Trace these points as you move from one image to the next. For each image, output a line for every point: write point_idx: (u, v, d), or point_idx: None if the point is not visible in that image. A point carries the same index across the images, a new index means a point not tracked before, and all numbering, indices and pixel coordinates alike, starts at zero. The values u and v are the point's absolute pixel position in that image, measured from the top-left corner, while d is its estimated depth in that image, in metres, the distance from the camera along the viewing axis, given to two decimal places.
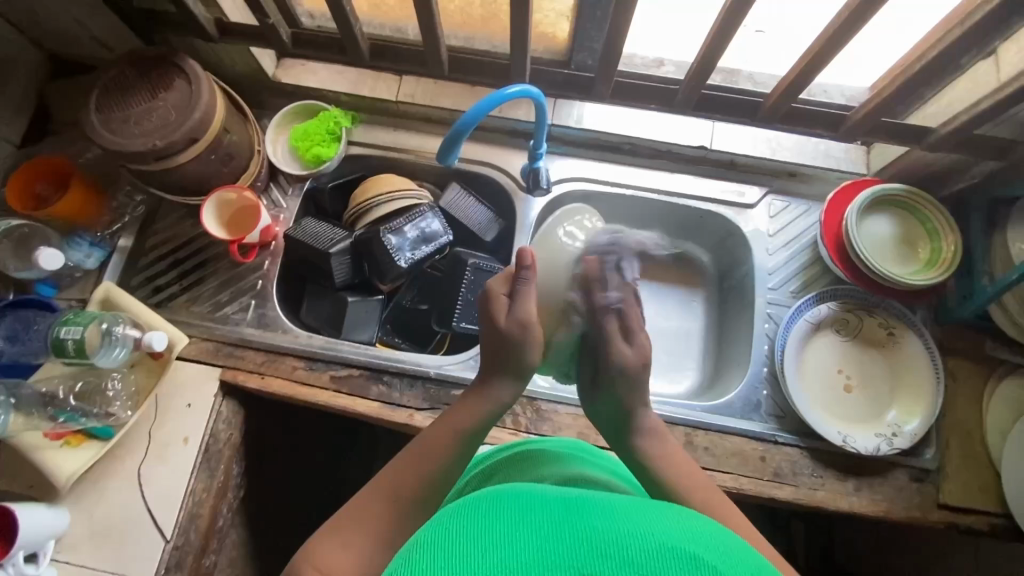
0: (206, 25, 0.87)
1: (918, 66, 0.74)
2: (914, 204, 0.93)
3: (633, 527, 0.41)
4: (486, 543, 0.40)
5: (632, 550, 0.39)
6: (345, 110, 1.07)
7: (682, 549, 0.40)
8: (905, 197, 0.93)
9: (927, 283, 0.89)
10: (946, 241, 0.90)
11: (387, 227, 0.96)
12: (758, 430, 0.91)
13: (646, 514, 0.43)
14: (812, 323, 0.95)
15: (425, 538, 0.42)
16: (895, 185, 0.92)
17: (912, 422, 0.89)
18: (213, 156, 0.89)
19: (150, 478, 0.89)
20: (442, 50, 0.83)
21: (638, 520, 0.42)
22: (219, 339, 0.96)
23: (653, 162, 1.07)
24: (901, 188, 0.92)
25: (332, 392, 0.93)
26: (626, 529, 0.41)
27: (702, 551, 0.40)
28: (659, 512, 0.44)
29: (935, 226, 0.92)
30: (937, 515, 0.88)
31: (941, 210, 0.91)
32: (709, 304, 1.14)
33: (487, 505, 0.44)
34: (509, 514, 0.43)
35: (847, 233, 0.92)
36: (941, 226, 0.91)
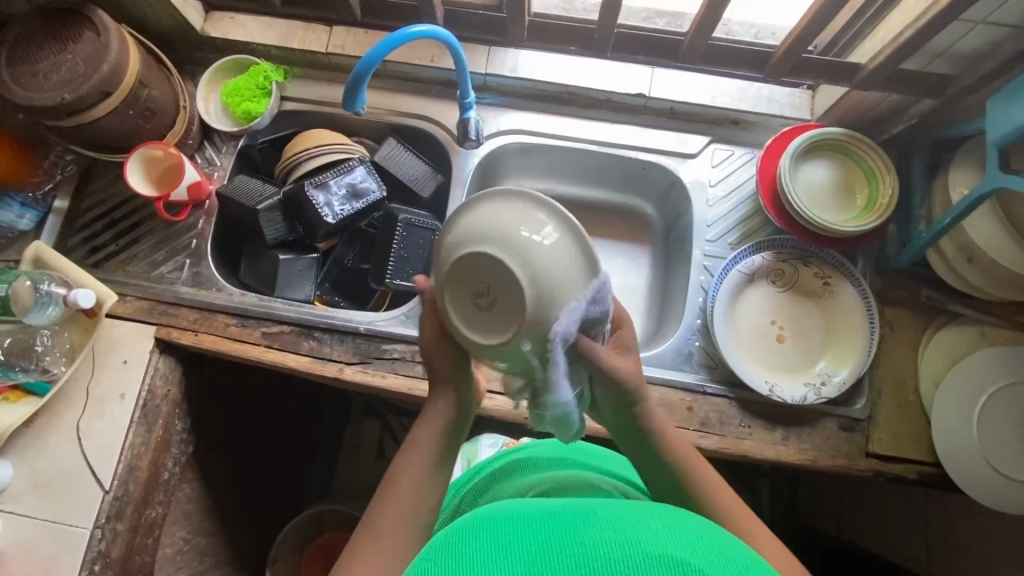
0: None
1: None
2: (853, 148, 0.89)
3: (629, 537, 0.45)
4: (500, 554, 0.45)
5: (621, 560, 0.42)
6: (276, 63, 1.05)
7: (668, 555, 0.43)
8: (843, 140, 0.89)
9: (862, 228, 0.86)
10: (881, 185, 0.88)
11: (312, 182, 0.95)
12: (688, 381, 0.91)
13: (640, 525, 0.46)
14: (745, 274, 0.93)
15: (450, 548, 0.47)
16: (831, 128, 0.89)
17: (842, 372, 0.88)
18: (132, 111, 0.88)
19: (88, 432, 0.91)
20: None
21: (635, 531, 0.46)
22: (153, 297, 0.96)
23: (591, 112, 1.03)
24: (837, 131, 0.88)
25: (264, 347, 0.93)
26: (618, 539, 0.45)
27: (689, 558, 0.43)
28: (657, 523, 0.47)
29: (873, 171, 0.89)
30: (864, 463, 0.88)
31: (880, 153, 0.88)
32: (656, 260, 1.13)
33: (502, 523, 0.49)
34: (523, 530, 0.48)
35: (779, 180, 0.89)
36: (879, 170, 0.88)
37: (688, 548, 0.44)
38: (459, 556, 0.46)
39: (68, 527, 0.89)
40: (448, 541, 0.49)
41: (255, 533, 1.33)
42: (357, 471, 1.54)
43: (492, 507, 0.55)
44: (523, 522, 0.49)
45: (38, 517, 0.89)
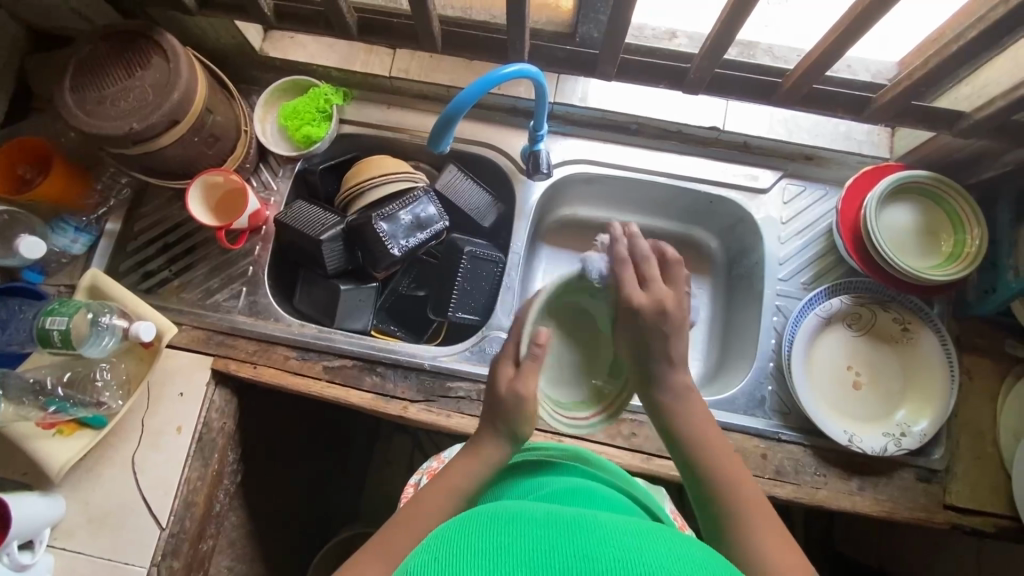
0: None
1: (953, 47, 0.68)
2: (940, 193, 0.87)
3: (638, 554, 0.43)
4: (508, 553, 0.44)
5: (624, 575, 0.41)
6: (336, 85, 1.02)
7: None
8: (930, 184, 0.86)
9: (951, 279, 0.83)
10: (970, 233, 0.85)
11: (379, 213, 0.92)
12: (761, 427, 0.89)
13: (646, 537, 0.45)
14: (823, 318, 0.90)
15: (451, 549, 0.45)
16: (919, 172, 0.86)
17: (922, 422, 0.86)
18: (196, 139, 0.86)
19: (144, 466, 0.89)
20: (434, 23, 0.77)
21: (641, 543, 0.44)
22: (209, 327, 0.94)
23: (661, 143, 1.01)
24: (925, 175, 0.86)
25: (325, 382, 0.91)
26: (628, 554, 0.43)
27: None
28: (673, 542, 0.45)
29: (961, 217, 0.86)
30: (943, 516, 0.86)
31: (968, 201, 0.85)
32: (715, 293, 1.10)
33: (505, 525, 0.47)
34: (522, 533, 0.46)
35: (865, 224, 0.86)
36: (967, 216, 0.85)
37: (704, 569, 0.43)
38: (462, 549, 0.44)
39: (124, 565, 0.86)
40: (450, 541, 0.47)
41: (291, 557, 1.31)
42: (389, 490, 1.52)
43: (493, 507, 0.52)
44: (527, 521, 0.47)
45: (93, 555, 0.86)
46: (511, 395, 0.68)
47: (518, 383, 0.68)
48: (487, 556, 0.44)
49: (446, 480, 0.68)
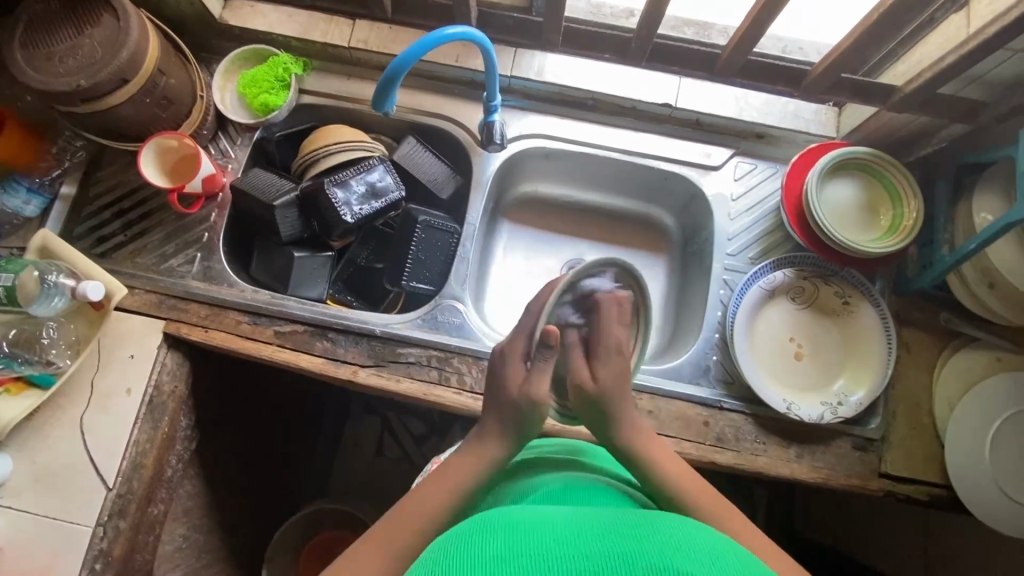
0: None
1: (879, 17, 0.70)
2: (879, 168, 0.89)
3: (637, 550, 0.45)
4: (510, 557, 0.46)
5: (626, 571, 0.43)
6: (296, 55, 1.02)
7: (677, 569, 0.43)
8: (870, 160, 0.89)
9: (890, 250, 0.86)
10: (908, 205, 0.87)
11: (332, 180, 0.93)
12: (704, 396, 0.91)
13: (638, 536, 0.48)
14: (767, 290, 0.92)
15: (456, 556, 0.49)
16: (859, 148, 0.89)
17: (859, 392, 0.88)
18: (148, 100, 0.86)
19: (92, 427, 0.89)
20: None
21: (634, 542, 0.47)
22: (162, 291, 0.94)
23: (616, 119, 1.02)
24: (865, 151, 0.88)
25: (276, 347, 0.91)
26: (625, 551, 0.45)
27: (699, 571, 0.43)
28: (663, 537, 0.48)
29: (899, 193, 0.88)
30: (877, 484, 0.88)
31: (904, 174, 0.88)
32: (672, 270, 1.12)
33: (511, 530, 0.50)
34: (523, 539, 0.49)
35: (806, 199, 0.89)
36: (905, 192, 0.88)
37: (695, 560, 0.45)
38: (463, 561, 0.47)
39: (70, 524, 0.86)
40: (458, 549, 0.50)
41: (252, 530, 1.31)
42: (356, 470, 1.53)
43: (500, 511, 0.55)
44: (528, 532, 0.49)
45: (38, 514, 0.86)
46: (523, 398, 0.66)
47: (530, 388, 0.66)
48: (487, 563, 0.47)
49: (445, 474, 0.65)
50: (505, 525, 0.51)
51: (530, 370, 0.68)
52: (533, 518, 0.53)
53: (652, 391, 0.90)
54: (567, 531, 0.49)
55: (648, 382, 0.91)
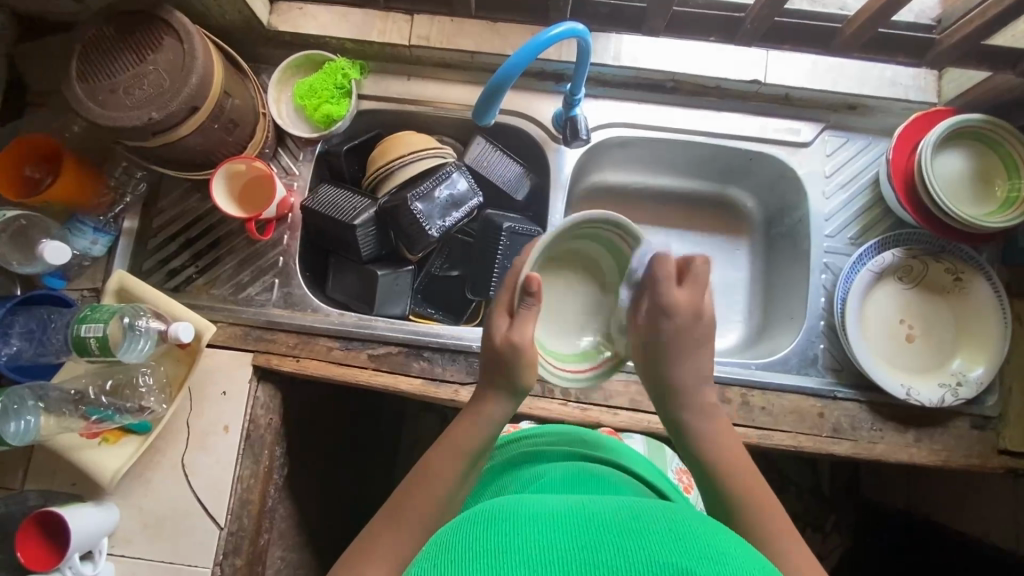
0: None
1: None
2: (993, 137, 0.85)
3: (637, 541, 0.43)
4: (495, 561, 0.43)
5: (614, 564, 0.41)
6: (351, 58, 0.96)
7: (672, 563, 0.41)
8: (984, 128, 0.84)
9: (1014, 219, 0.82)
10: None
11: (414, 193, 0.88)
12: (816, 386, 0.88)
13: (636, 529, 0.45)
14: (875, 273, 0.89)
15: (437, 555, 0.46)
16: (973, 116, 0.84)
17: (977, 370, 0.86)
18: (216, 125, 0.80)
19: (194, 468, 0.87)
20: None
21: (628, 535, 0.44)
22: (246, 323, 0.91)
23: (697, 100, 0.96)
24: (980, 119, 0.83)
25: (372, 371, 0.88)
26: (621, 545, 0.43)
27: (694, 564, 0.41)
28: (659, 527, 0.45)
29: (1014, 162, 0.84)
30: (997, 461, 0.87)
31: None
32: (754, 253, 1.09)
33: (495, 526, 0.47)
34: (509, 539, 0.45)
35: (920, 171, 0.84)
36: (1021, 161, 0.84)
37: (698, 556, 0.42)
38: (442, 562, 0.44)
39: (187, 567, 0.85)
40: (444, 544, 0.47)
41: (338, 541, 1.32)
42: None
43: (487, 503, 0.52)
44: (511, 523, 0.47)
45: (153, 560, 0.85)
46: (510, 346, 0.67)
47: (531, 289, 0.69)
48: (469, 561, 0.43)
49: (452, 440, 0.67)
50: (494, 514, 0.49)
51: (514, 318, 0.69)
52: (522, 505, 0.50)
53: (762, 386, 0.88)
54: (558, 520, 0.47)
55: (758, 377, 0.88)
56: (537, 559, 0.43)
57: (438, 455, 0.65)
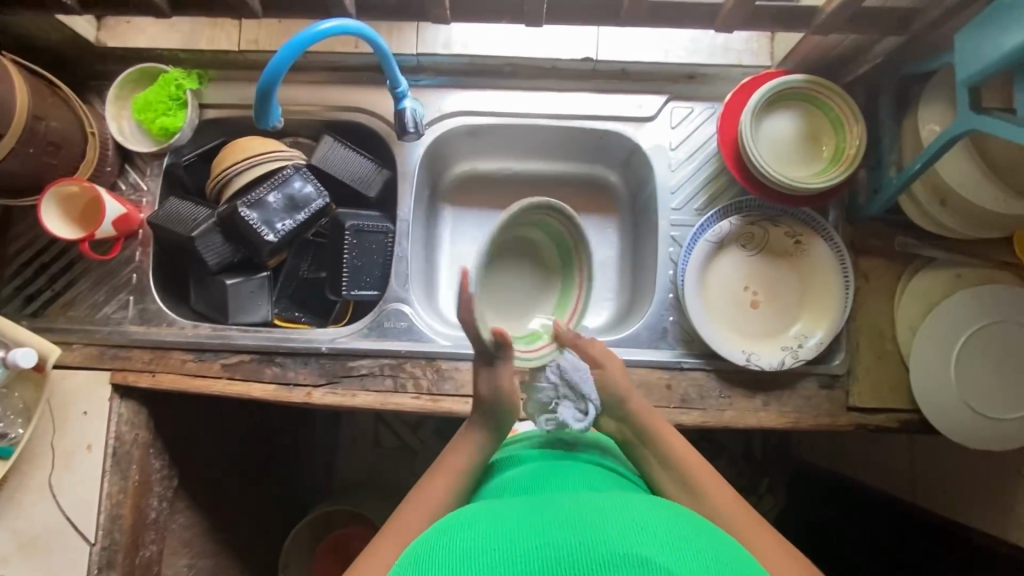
0: None
1: None
2: (824, 98, 0.83)
3: (602, 534, 0.47)
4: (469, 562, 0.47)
5: (581, 553, 0.46)
6: (188, 68, 0.95)
7: (633, 552, 0.46)
8: (814, 89, 0.83)
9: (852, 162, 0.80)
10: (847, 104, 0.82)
11: (246, 201, 0.88)
12: (665, 359, 0.89)
13: (604, 518, 0.49)
14: (714, 242, 0.89)
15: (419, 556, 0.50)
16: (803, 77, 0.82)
17: (816, 333, 0.86)
18: (32, 149, 0.80)
19: (61, 488, 0.89)
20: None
21: (590, 523, 0.49)
22: (102, 342, 0.92)
23: (537, 83, 0.96)
24: (809, 80, 0.82)
25: (227, 380, 0.90)
26: (584, 538, 0.47)
27: (655, 555, 0.46)
28: (617, 518, 0.50)
29: (842, 123, 0.83)
30: (847, 418, 0.87)
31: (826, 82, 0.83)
32: (623, 230, 1.09)
33: (473, 528, 0.51)
34: (487, 541, 0.49)
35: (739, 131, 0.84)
36: (848, 124, 0.82)
37: (654, 545, 0.47)
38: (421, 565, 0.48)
39: None
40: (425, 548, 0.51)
41: None
42: None
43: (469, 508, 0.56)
44: (490, 526, 0.51)
45: None
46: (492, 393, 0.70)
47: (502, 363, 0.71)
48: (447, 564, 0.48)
49: (449, 464, 0.69)
50: (476, 519, 0.53)
51: (494, 365, 0.71)
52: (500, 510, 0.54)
53: None
54: (533, 519, 0.51)
55: None
56: (505, 561, 0.47)
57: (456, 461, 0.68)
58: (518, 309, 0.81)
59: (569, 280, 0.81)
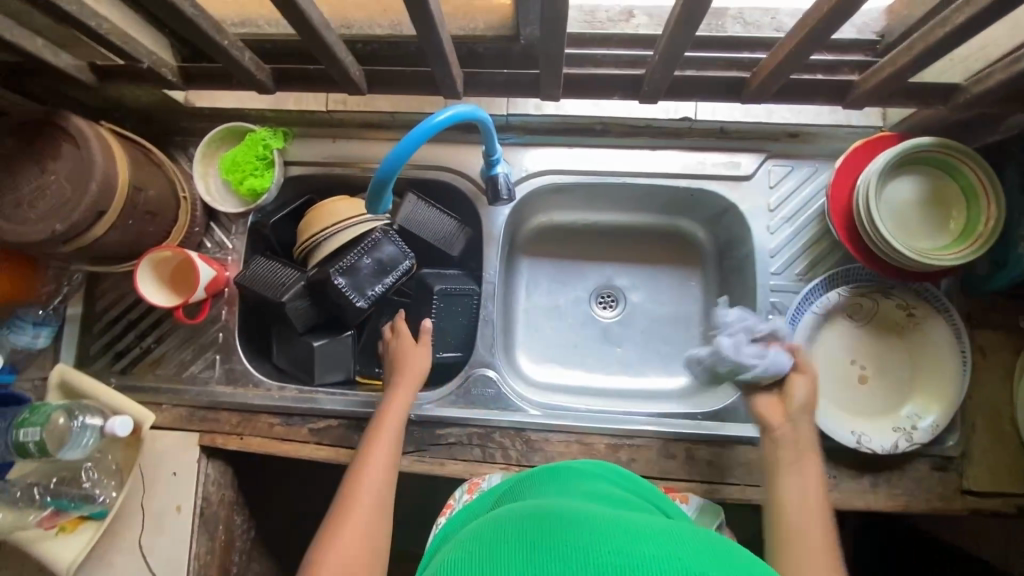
0: (170, 76, 0.74)
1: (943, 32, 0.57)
2: (960, 169, 0.77)
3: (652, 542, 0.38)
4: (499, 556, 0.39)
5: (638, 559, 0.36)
6: (274, 126, 0.95)
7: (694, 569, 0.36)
8: (949, 158, 0.77)
9: (993, 233, 0.74)
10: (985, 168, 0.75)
11: (338, 267, 0.88)
12: (766, 436, 0.85)
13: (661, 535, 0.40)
14: (821, 314, 0.85)
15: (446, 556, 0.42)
16: (938, 144, 0.76)
17: (931, 414, 0.81)
18: (132, 221, 0.81)
19: (152, 549, 0.89)
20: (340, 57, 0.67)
21: (648, 535, 0.39)
22: (190, 403, 0.92)
23: (629, 141, 0.93)
24: (945, 148, 0.76)
25: (314, 445, 0.89)
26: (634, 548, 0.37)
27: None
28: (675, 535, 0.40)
29: (977, 196, 0.76)
30: (960, 503, 0.82)
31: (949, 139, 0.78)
32: (707, 286, 1.05)
33: (503, 530, 0.42)
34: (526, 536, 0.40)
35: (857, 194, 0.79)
36: (984, 197, 0.75)
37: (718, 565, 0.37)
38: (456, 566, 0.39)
39: None
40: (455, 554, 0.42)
41: None
42: None
43: (508, 512, 0.47)
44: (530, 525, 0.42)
45: None
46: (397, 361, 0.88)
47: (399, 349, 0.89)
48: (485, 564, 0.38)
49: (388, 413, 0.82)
50: (510, 521, 0.44)
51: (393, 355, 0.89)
52: (550, 507, 0.45)
53: (710, 439, 0.85)
54: (581, 519, 0.41)
55: (707, 430, 0.85)
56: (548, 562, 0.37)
57: (401, 387, 0.84)
58: (931, 223, 0.80)
59: (972, 210, 0.77)
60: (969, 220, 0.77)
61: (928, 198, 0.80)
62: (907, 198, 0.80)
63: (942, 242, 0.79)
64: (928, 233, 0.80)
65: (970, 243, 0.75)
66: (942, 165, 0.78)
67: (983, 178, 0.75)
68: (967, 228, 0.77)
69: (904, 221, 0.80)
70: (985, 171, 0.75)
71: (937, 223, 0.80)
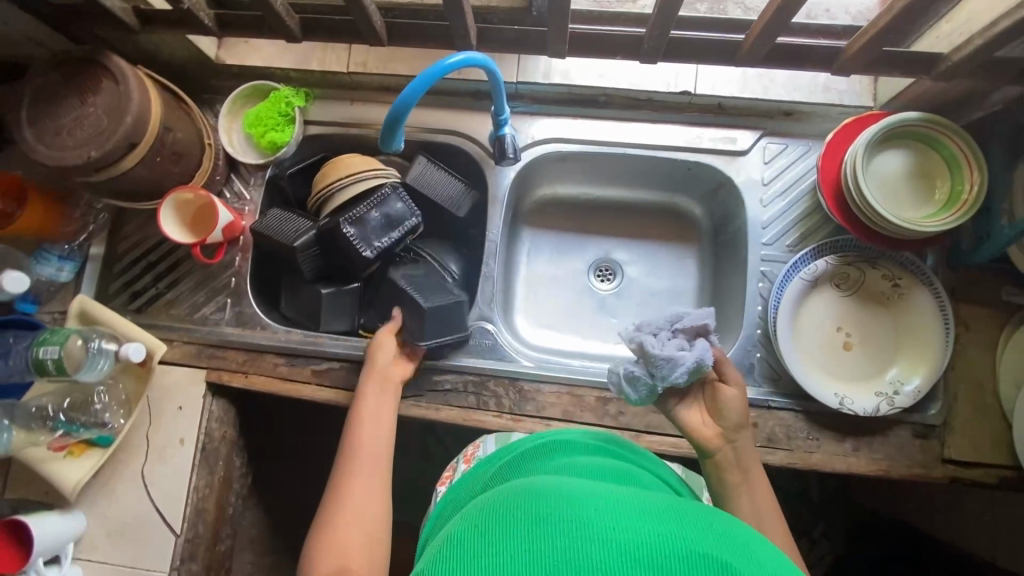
0: (206, 18, 0.79)
1: None
2: (944, 142, 0.81)
3: (661, 529, 0.38)
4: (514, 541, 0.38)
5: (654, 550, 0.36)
6: (296, 86, 1.01)
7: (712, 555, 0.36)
8: (933, 131, 0.81)
9: (978, 199, 0.78)
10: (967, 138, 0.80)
11: (348, 217, 0.92)
12: (751, 396, 0.88)
13: (669, 519, 0.40)
14: (808, 281, 0.88)
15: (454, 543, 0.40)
16: (922, 119, 0.81)
17: (915, 379, 0.84)
18: (159, 158, 0.86)
19: (153, 479, 0.92)
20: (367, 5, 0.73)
21: (660, 520, 0.40)
22: (200, 341, 0.97)
23: (630, 114, 0.98)
24: (930, 122, 0.81)
25: (316, 386, 0.93)
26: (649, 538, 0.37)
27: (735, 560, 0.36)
28: (685, 521, 0.40)
29: (962, 166, 0.81)
30: (941, 471, 0.84)
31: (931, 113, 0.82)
32: (703, 261, 1.09)
33: (511, 512, 0.41)
34: (539, 524, 0.39)
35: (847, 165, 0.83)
36: (968, 167, 0.80)
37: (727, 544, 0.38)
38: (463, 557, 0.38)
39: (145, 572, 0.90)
40: (461, 537, 0.41)
41: None
42: None
43: (515, 488, 0.47)
44: (540, 506, 0.41)
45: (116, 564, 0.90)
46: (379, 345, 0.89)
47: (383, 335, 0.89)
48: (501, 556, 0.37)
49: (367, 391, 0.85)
50: (518, 497, 0.43)
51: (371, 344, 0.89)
52: (556, 486, 0.45)
53: None
54: (590, 505, 0.41)
55: None
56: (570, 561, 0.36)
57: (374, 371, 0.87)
58: (918, 194, 0.84)
59: (957, 180, 0.81)
60: (953, 190, 0.82)
61: (914, 169, 0.84)
62: (894, 170, 0.84)
63: (929, 212, 0.83)
64: (917, 204, 0.83)
65: (957, 210, 0.79)
66: (928, 138, 0.82)
67: (966, 149, 0.79)
68: (951, 198, 0.81)
69: (891, 193, 0.84)
70: (968, 143, 0.79)
71: (925, 194, 0.83)
